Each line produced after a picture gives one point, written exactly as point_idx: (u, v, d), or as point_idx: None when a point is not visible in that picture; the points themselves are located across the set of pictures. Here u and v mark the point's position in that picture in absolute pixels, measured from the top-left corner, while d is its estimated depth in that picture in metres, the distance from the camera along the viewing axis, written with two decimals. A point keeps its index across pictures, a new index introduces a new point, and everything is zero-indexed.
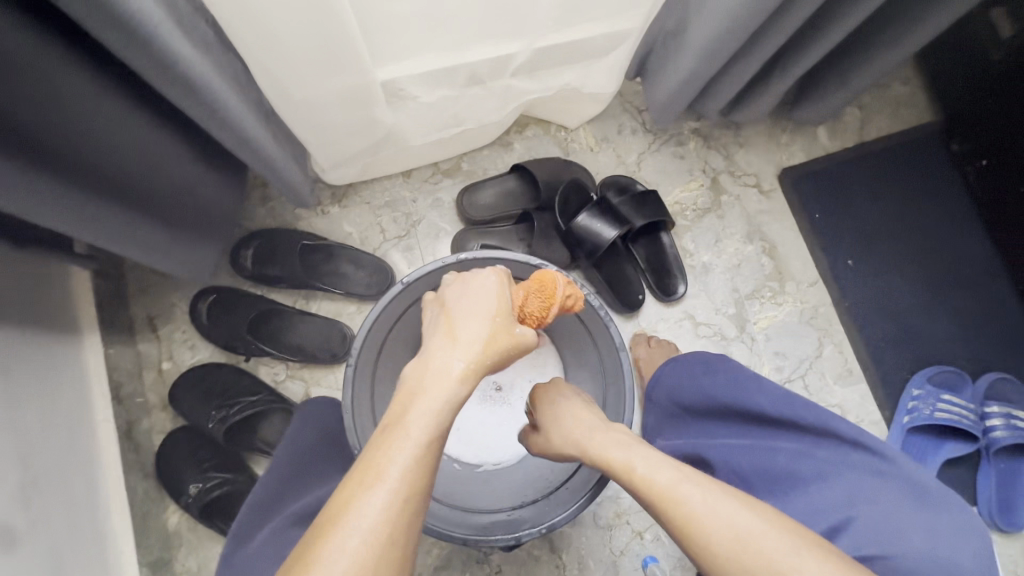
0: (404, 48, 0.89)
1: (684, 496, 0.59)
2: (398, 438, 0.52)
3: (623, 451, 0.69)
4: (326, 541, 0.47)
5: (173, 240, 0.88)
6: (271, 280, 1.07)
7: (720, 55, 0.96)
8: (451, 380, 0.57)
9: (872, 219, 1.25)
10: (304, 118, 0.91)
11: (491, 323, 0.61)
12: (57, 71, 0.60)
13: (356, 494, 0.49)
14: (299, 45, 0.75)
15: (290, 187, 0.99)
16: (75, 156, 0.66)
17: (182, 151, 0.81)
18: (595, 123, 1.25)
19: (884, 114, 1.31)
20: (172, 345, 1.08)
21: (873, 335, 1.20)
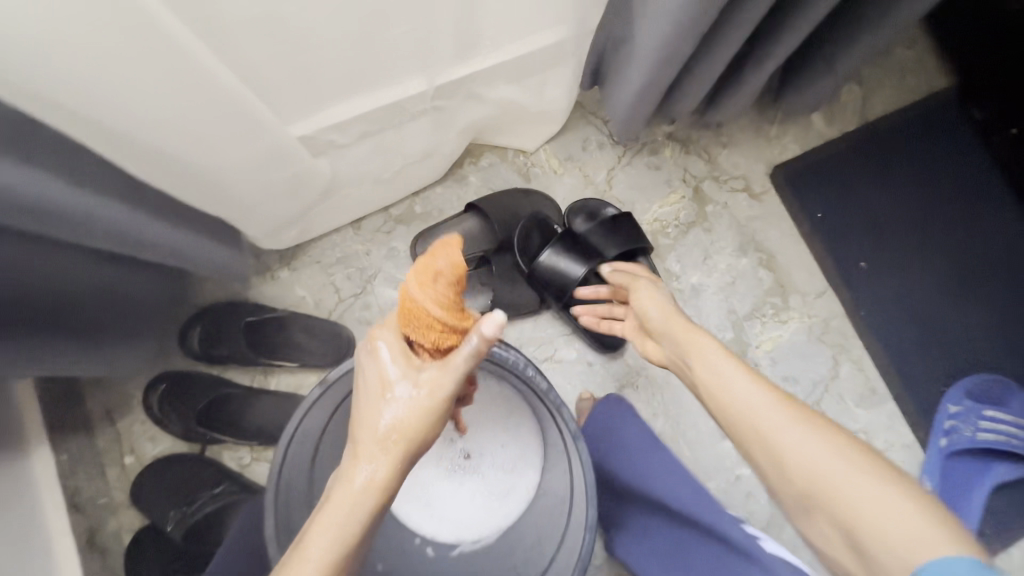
0: (329, 96, 0.81)
1: (741, 389, 0.61)
2: (300, 557, 0.51)
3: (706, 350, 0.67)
4: None
5: (98, 345, 0.82)
6: (221, 360, 1.00)
7: (675, 61, 0.82)
8: (361, 490, 0.53)
9: (885, 212, 1.09)
10: (216, 200, 0.82)
11: (400, 413, 0.55)
12: None
13: None
14: (179, 130, 0.67)
15: (218, 265, 0.91)
16: None
17: (89, 258, 0.74)
18: (556, 142, 1.12)
19: (888, 87, 1.14)
20: (133, 437, 1.04)
21: (898, 346, 1.05)
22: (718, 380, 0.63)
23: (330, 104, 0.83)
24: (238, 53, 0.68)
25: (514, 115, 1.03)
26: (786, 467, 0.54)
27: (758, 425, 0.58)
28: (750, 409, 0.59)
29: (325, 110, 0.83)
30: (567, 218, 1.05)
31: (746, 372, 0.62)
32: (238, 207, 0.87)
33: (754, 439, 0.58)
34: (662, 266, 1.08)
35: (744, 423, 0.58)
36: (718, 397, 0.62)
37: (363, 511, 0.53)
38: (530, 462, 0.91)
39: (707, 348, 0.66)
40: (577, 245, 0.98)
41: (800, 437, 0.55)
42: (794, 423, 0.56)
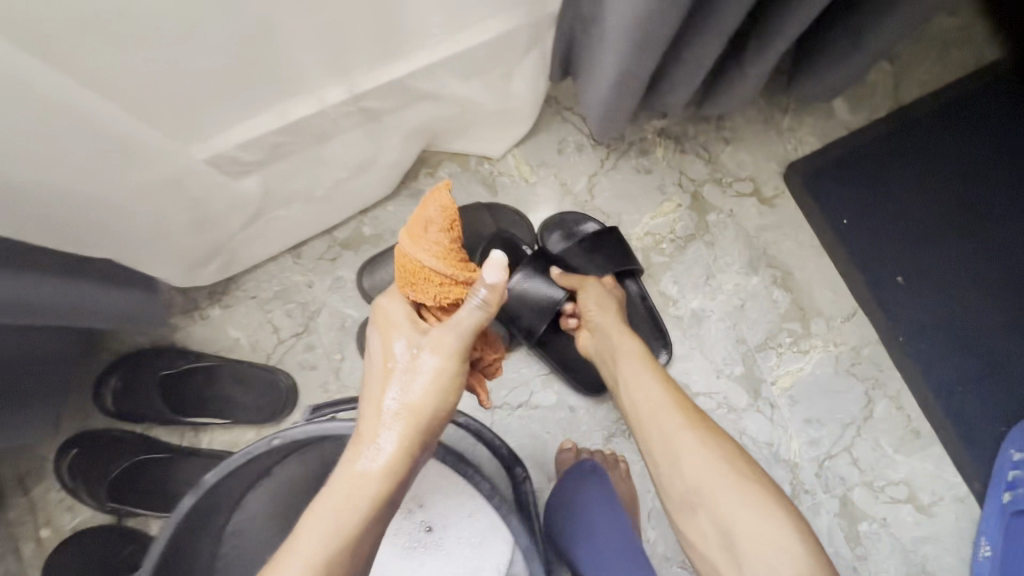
0: (240, 108, 0.67)
1: (651, 402, 0.64)
2: (309, 527, 0.51)
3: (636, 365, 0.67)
4: None
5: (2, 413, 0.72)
6: (140, 419, 0.87)
7: (655, 48, 0.65)
8: (366, 474, 0.53)
9: (928, 215, 0.90)
10: (89, 240, 0.67)
11: (408, 391, 0.55)
12: None
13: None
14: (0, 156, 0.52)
15: (125, 312, 0.76)
16: None
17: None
18: (527, 145, 0.95)
19: (924, 64, 0.95)
20: (49, 508, 0.90)
21: (946, 378, 0.87)
22: (631, 382, 0.66)
23: (224, 115, 0.67)
24: (76, 61, 0.52)
25: (472, 116, 0.86)
26: (680, 470, 0.58)
27: (659, 410, 0.63)
28: (650, 407, 0.63)
29: (220, 123, 0.67)
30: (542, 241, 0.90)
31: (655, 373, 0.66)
32: (133, 246, 0.72)
33: (655, 428, 0.62)
34: (656, 290, 0.90)
35: (643, 418, 0.63)
36: (631, 395, 0.66)
37: (371, 492, 0.53)
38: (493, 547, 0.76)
39: (629, 351, 0.69)
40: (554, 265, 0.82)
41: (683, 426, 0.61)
42: (685, 429, 0.60)
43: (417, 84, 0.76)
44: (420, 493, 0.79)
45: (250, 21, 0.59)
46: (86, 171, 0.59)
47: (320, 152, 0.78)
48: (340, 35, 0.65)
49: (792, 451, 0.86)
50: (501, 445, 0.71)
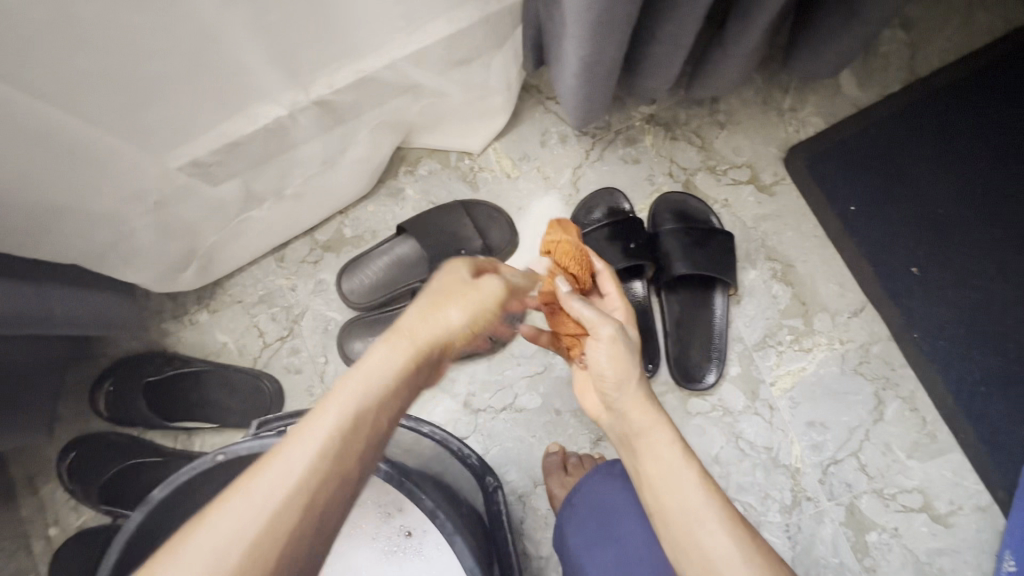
0: (196, 123, 0.67)
1: (683, 507, 0.52)
2: (345, 390, 0.44)
3: (667, 462, 0.54)
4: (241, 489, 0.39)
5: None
6: (133, 423, 0.89)
7: (619, 20, 0.59)
8: (397, 361, 0.46)
9: (947, 199, 0.82)
10: (49, 239, 0.67)
11: (451, 302, 0.50)
12: None
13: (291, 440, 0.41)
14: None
15: (99, 313, 0.75)
16: None
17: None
18: (509, 138, 0.91)
19: (945, 32, 0.86)
20: (57, 507, 0.94)
21: (966, 377, 0.79)
22: (659, 475, 0.54)
23: (177, 117, 0.65)
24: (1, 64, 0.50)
25: (445, 110, 0.84)
26: None
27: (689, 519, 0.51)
28: (680, 512, 0.52)
29: (172, 124, 0.65)
30: (651, 216, 0.86)
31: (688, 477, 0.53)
32: (104, 251, 0.73)
33: (679, 534, 0.51)
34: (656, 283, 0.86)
35: (673, 526, 0.51)
36: (654, 498, 0.54)
37: (398, 371, 0.45)
38: None
39: (659, 435, 0.56)
40: (633, 249, 0.80)
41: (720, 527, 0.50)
42: (722, 529, 0.50)
43: (380, 81, 0.74)
44: (399, 497, 0.79)
45: (191, 26, 0.56)
46: (28, 160, 0.58)
47: (288, 155, 0.78)
48: (289, 36, 0.63)
49: (793, 456, 0.81)
50: (470, 455, 0.70)
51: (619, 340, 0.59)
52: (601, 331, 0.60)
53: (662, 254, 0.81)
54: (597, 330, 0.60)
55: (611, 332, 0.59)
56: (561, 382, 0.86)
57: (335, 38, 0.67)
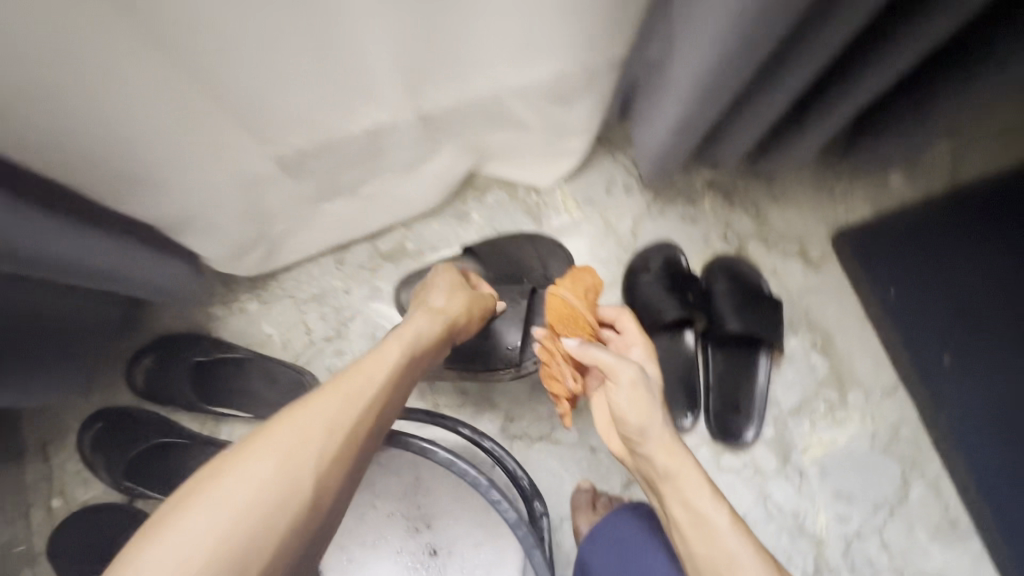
0: (309, 123, 0.71)
1: (721, 550, 0.52)
2: (405, 334, 0.61)
3: (697, 504, 0.54)
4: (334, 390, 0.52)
5: (38, 369, 0.74)
6: (168, 401, 0.89)
7: (719, 96, 0.65)
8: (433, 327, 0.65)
9: (983, 299, 0.87)
10: (142, 206, 0.69)
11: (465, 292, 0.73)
12: None
13: (367, 363, 0.56)
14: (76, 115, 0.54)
15: (147, 282, 0.75)
16: None
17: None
18: (576, 181, 0.97)
19: (988, 145, 0.93)
20: (65, 477, 0.92)
21: (990, 469, 0.82)
22: (690, 518, 0.54)
23: (293, 115, 0.69)
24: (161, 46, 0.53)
25: (524, 146, 0.88)
26: None
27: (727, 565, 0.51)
28: (720, 558, 0.52)
29: (287, 118, 0.69)
30: (704, 273, 0.90)
31: (714, 521, 0.53)
32: (182, 226, 0.75)
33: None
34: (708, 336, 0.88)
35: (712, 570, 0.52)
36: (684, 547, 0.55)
37: (435, 332, 0.64)
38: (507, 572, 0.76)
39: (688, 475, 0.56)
40: (689, 302, 0.84)
41: (759, 574, 0.51)
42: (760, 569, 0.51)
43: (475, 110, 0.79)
44: (431, 513, 0.79)
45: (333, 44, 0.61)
46: (151, 129, 0.61)
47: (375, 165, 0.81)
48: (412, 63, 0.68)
49: (819, 525, 0.82)
50: (523, 477, 0.71)
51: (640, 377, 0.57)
52: (623, 374, 0.58)
53: (714, 311, 0.85)
54: (618, 372, 0.58)
55: (634, 372, 0.57)
56: None
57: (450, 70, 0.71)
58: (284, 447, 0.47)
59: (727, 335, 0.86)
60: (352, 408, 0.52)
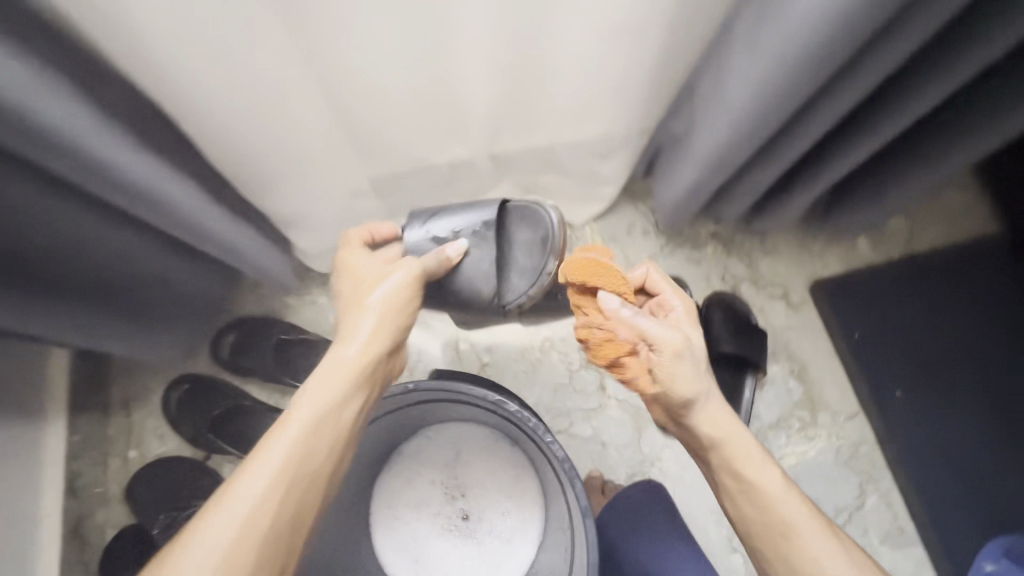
0: (409, 152, 0.91)
1: (784, 513, 0.62)
2: (342, 345, 0.62)
3: (754, 470, 0.64)
4: (270, 444, 0.56)
5: (159, 329, 0.90)
6: (246, 372, 1.04)
7: (728, 164, 0.87)
8: (370, 330, 0.63)
9: (928, 347, 1.06)
10: (271, 205, 0.87)
11: (390, 278, 0.66)
12: (14, 197, 0.60)
13: (301, 403, 0.58)
14: (251, 133, 0.73)
15: (258, 265, 0.92)
16: (30, 265, 0.67)
17: (157, 244, 0.79)
18: (603, 222, 1.16)
19: (933, 226, 1.12)
20: (142, 433, 1.04)
21: (933, 487, 0.99)
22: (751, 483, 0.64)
23: (401, 144, 0.89)
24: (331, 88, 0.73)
25: (565, 189, 1.08)
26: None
27: (780, 533, 0.62)
28: (784, 518, 0.62)
29: (394, 145, 0.88)
30: (706, 304, 1.08)
31: (766, 492, 0.63)
32: (291, 225, 0.93)
33: (769, 548, 0.63)
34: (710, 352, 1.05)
35: (774, 531, 0.62)
36: (738, 517, 0.66)
37: (374, 332, 0.63)
38: (528, 534, 0.90)
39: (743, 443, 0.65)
40: None
41: (810, 529, 0.61)
42: (812, 521, 0.62)
43: (532, 155, 0.99)
44: (466, 483, 0.93)
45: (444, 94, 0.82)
46: (298, 147, 0.80)
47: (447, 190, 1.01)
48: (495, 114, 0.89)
49: None
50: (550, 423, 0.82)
51: (684, 345, 0.63)
52: (669, 336, 0.63)
53: (712, 336, 1.03)
54: (665, 339, 0.62)
55: (678, 336, 0.63)
56: (611, 421, 1.04)
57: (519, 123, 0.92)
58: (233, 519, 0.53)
59: (722, 358, 1.04)
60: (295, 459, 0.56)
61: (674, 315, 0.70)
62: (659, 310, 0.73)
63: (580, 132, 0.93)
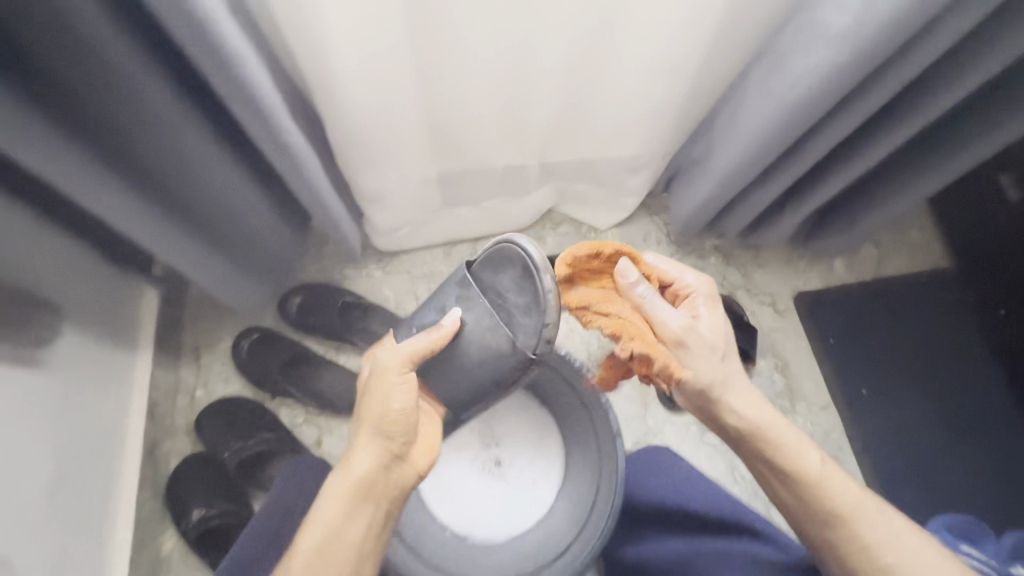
0: (477, 151, 1.09)
1: (828, 492, 0.70)
2: (367, 430, 0.69)
3: (795, 452, 0.72)
4: (315, 518, 0.66)
5: (249, 277, 1.05)
6: (310, 327, 1.18)
7: (736, 182, 1.06)
8: (391, 409, 0.69)
9: (890, 354, 1.26)
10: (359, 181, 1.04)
11: (396, 361, 0.71)
12: (198, 149, 0.77)
13: (336, 486, 0.68)
14: (366, 118, 0.90)
15: (342, 233, 1.08)
16: (189, 206, 0.83)
17: (262, 198, 0.95)
18: (623, 229, 1.35)
19: (898, 255, 1.34)
20: (208, 375, 1.17)
21: (887, 470, 1.18)
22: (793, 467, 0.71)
23: (473, 143, 1.07)
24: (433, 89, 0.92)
25: (595, 196, 1.28)
26: (873, 545, 0.68)
27: (830, 520, 0.69)
28: (828, 497, 0.70)
29: (466, 142, 1.07)
30: None
31: (807, 476, 0.71)
32: (370, 201, 1.09)
33: (815, 530, 0.71)
34: None
35: (822, 512, 0.70)
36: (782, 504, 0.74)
37: (397, 410, 0.69)
38: (550, 481, 1.05)
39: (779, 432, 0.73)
40: None
41: (853, 504, 0.70)
42: (851, 495, 0.70)
43: (573, 163, 1.18)
44: (499, 433, 1.08)
45: (518, 104, 1.01)
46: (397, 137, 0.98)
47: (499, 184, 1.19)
48: (553, 126, 1.08)
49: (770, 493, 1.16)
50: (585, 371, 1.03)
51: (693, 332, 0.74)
52: (675, 318, 0.74)
53: None
54: (671, 325, 0.73)
55: (685, 321, 0.74)
56: (622, 396, 1.21)
57: (569, 137, 1.12)
58: None
59: None
60: (338, 535, 0.66)
61: (692, 296, 0.78)
62: (678, 292, 0.80)
63: (617, 149, 1.12)
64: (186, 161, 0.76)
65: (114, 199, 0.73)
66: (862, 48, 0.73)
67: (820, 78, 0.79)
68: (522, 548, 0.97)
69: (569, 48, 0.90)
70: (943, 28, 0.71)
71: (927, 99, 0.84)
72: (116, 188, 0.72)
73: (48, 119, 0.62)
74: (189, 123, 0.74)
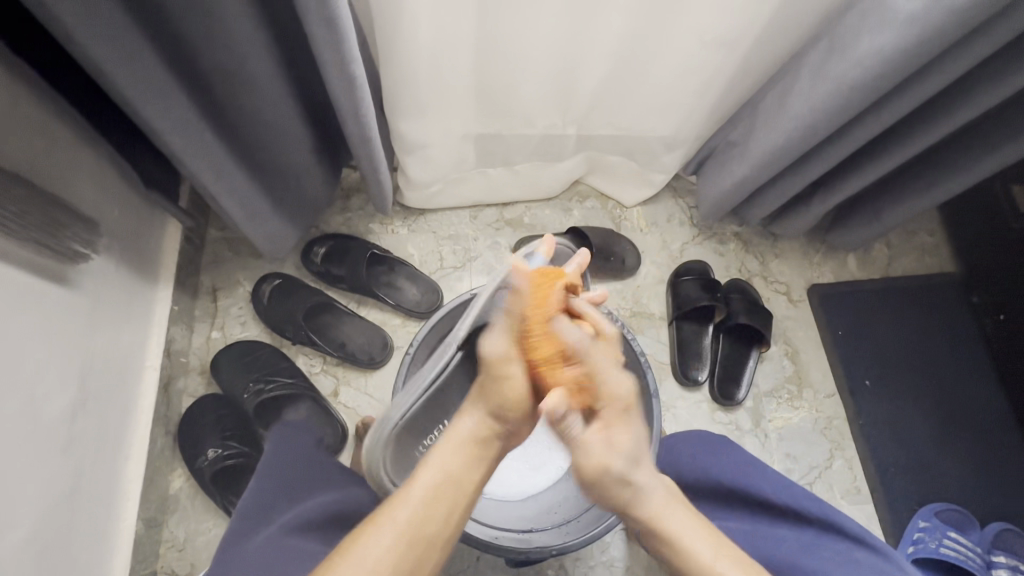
0: (518, 113, 1.08)
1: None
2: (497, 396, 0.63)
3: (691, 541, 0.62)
4: (427, 467, 0.61)
5: (277, 214, 1.03)
6: (335, 277, 1.16)
7: (774, 165, 1.07)
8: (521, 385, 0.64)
9: (891, 349, 1.31)
10: (400, 131, 1.03)
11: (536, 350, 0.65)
12: (255, 69, 0.76)
13: (452, 438, 0.63)
14: (419, 61, 0.89)
15: (380, 184, 1.07)
16: (232, 120, 0.83)
17: (301, 134, 0.93)
18: (648, 208, 1.35)
19: (908, 257, 1.38)
20: (225, 317, 1.14)
21: (885, 459, 1.23)
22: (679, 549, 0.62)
23: (515, 105, 1.06)
24: None
25: (626, 172, 1.28)
26: None
27: None
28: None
29: (509, 102, 1.06)
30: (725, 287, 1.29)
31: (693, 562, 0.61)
32: (408, 152, 1.08)
33: None
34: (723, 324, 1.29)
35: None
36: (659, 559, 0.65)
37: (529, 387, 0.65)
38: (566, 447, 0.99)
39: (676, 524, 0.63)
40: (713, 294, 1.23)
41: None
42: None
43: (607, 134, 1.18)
44: None
45: (567, 67, 1.00)
46: (443, 87, 0.97)
47: (533, 148, 1.18)
48: (597, 95, 1.08)
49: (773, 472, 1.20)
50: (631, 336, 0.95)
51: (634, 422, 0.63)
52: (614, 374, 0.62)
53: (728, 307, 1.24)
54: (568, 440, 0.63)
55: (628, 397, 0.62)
56: None
57: (610, 109, 1.12)
58: (413, 538, 0.56)
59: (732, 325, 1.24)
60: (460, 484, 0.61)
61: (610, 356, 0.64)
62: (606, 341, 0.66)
63: (656, 124, 1.13)
64: (246, 76, 0.77)
65: (175, 109, 0.73)
66: (924, 36, 0.76)
67: (878, 63, 0.82)
68: (544, 503, 0.93)
69: (631, 14, 0.91)
70: (1008, 19, 0.73)
71: (971, 97, 0.87)
72: (178, 98, 0.72)
73: (122, 19, 0.61)
74: (254, 46, 0.73)
